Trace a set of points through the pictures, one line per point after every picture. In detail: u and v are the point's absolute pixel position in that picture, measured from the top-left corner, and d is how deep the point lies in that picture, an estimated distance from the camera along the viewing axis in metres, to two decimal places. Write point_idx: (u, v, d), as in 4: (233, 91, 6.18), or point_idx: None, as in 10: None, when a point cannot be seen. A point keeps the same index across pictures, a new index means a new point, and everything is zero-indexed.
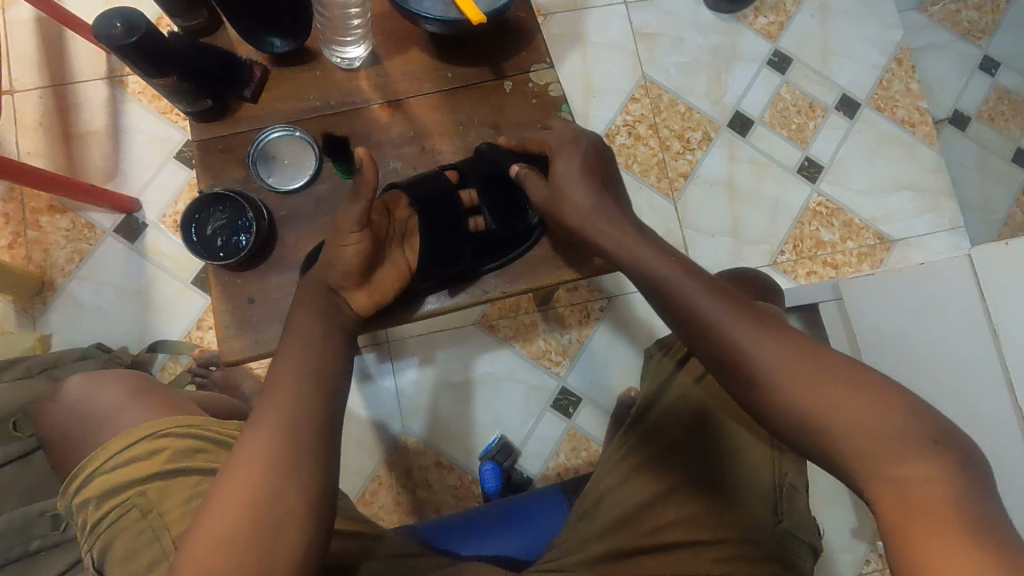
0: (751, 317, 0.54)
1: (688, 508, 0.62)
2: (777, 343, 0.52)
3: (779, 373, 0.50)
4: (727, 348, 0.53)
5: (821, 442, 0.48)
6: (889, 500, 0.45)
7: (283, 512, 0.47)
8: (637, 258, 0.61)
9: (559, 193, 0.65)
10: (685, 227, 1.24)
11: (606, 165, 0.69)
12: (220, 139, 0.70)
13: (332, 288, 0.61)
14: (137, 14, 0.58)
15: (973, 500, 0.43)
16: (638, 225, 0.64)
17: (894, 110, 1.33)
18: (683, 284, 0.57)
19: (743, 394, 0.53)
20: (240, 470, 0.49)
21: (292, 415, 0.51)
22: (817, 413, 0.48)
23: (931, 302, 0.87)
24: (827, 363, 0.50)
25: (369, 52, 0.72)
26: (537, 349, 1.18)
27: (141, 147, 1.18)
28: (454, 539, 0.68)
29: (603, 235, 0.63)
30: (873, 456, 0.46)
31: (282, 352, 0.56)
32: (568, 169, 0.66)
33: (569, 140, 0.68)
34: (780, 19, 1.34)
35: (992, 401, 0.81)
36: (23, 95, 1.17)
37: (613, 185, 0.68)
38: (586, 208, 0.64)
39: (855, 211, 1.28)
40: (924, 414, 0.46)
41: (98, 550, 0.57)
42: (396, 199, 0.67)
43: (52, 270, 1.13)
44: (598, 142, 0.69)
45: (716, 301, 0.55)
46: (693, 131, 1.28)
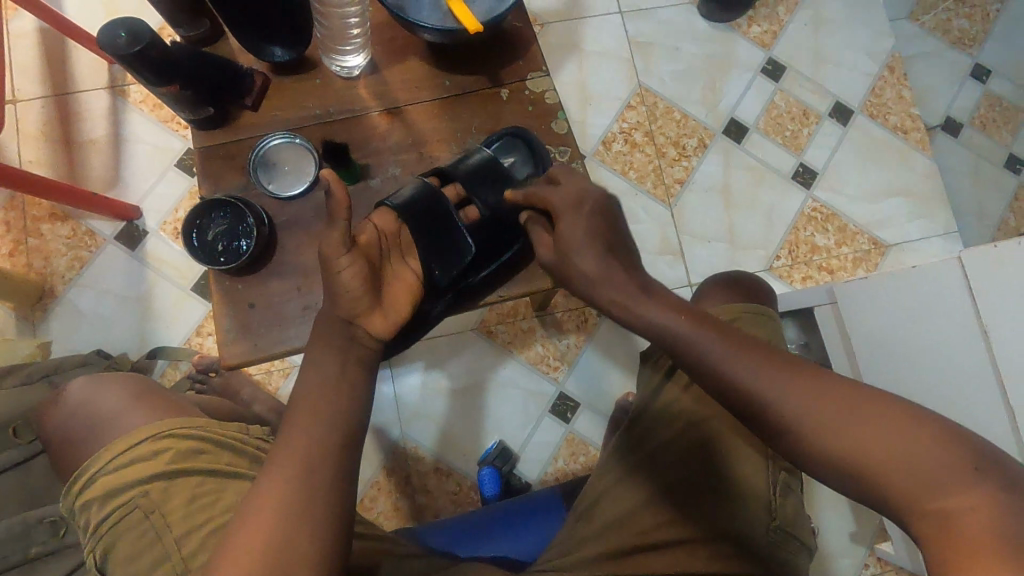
0: (769, 362, 0.53)
1: (681, 508, 0.63)
2: (800, 387, 0.51)
3: (805, 423, 0.50)
4: (749, 400, 0.52)
5: (860, 483, 0.48)
6: (936, 537, 0.44)
7: (297, 558, 0.47)
8: (640, 316, 0.59)
9: (565, 257, 0.63)
10: (682, 232, 1.25)
11: (615, 220, 0.65)
12: (221, 147, 0.71)
13: (345, 321, 0.57)
14: (141, 25, 0.60)
15: (1022, 521, 0.42)
16: (637, 277, 0.61)
17: (887, 117, 1.35)
18: (696, 336, 0.56)
19: (774, 443, 0.52)
20: (262, 495, 0.50)
21: (310, 460, 0.51)
22: (850, 456, 0.48)
23: (920, 310, 0.81)
24: (854, 402, 0.49)
25: (367, 61, 0.73)
26: (535, 355, 1.18)
27: (141, 156, 1.19)
28: (453, 541, 0.68)
29: (610, 296, 0.61)
30: (914, 492, 0.46)
31: (306, 364, 0.57)
32: (573, 233, 0.62)
33: (573, 204, 0.64)
34: (773, 28, 1.36)
35: (988, 411, 0.76)
36: (25, 104, 1.18)
37: (621, 244, 0.64)
38: (594, 276, 0.61)
39: (849, 216, 1.30)
40: (962, 441, 0.46)
41: (100, 550, 0.58)
42: (384, 214, 0.65)
43: (52, 278, 1.14)
44: (604, 198, 0.64)
45: (730, 351, 0.54)
46: (689, 138, 1.30)
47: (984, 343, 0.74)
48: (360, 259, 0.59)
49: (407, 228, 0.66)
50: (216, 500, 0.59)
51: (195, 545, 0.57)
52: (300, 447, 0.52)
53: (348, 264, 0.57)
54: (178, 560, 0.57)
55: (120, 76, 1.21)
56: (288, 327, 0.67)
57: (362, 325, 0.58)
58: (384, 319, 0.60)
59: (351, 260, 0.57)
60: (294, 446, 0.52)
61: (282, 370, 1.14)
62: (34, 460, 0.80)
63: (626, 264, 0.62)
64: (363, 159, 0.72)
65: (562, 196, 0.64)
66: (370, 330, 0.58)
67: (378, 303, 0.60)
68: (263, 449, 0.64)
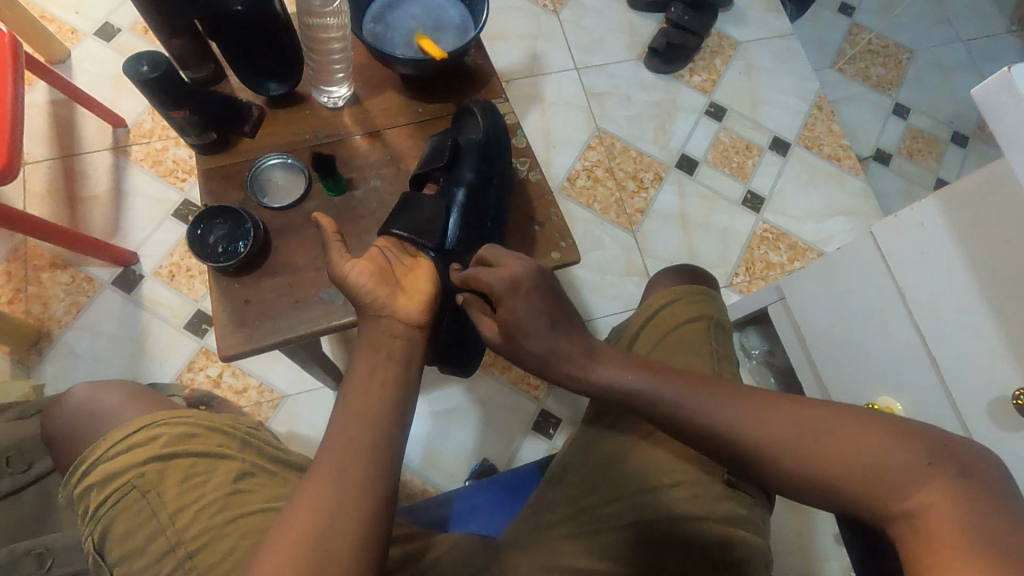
0: (726, 397, 0.56)
1: (648, 467, 0.68)
2: (756, 416, 0.54)
3: (770, 446, 0.52)
4: (713, 437, 0.55)
5: (831, 499, 0.50)
6: (907, 538, 0.46)
7: (350, 522, 0.49)
8: (597, 379, 0.62)
9: (513, 345, 0.65)
10: (645, 255, 1.36)
11: (554, 295, 0.66)
12: (222, 168, 0.81)
13: (374, 315, 0.61)
14: (160, 57, 0.72)
15: (977, 504, 0.44)
16: (585, 345, 0.64)
17: (820, 147, 1.50)
18: (652, 386, 0.59)
19: (748, 473, 0.55)
20: (320, 464, 0.52)
21: (364, 436, 0.53)
22: (815, 474, 0.50)
23: (847, 288, 0.84)
24: (812, 418, 0.52)
25: (351, 93, 0.86)
26: (515, 374, 1.24)
27: (141, 207, 1.28)
28: (445, 517, 0.72)
29: (566, 372, 0.63)
30: (884, 498, 0.47)
31: (356, 350, 0.59)
32: (516, 316, 0.63)
33: (509, 288, 0.64)
34: (712, 77, 1.53)
35: (923, 376, 0.76)
36: (33, 166, 1.28)
37: (563, 318, 0.65)
38: (543, 354, 0.63)
39: (798, 235, 1.41)
40: (917, 438, 0.48)
41: (98, 534, 0.62)
42: (393, 236, 0.72)
43: (49, 322, 1.19)
44: (536, 273, 0.65)
45: (689, 391, 0.58)
46: (646, 172, 1.43)
47: (902, 307, 0.77)
48: (368, 262, 0.64)
49: (399, 239, 0.72)
50: (207, 479, 0.64)
51: (185, 521, 0.62)
52: (349, 420, 0.54)
53: (353, 263, 0.64)
54: (170, 535, 0.61)
55: (124, 138, 1.32)
56: (280, 319, 0.75)
57: (392, 314, 0.61)
58: (411, 302, 0.63)
59: (359, 260, 0.64)
60: (344, 414, 0.54)
61: (271, 401, 1.18)
62: (23, 491, 0.78)
63: (572, 337, 0.64)
64: (348, 174, 0.82)
65: (498, 276, 0.64)
66: (401, 317, 0.61)
67: (400, 289, 0.64)
68: (250, 434, 0.69)
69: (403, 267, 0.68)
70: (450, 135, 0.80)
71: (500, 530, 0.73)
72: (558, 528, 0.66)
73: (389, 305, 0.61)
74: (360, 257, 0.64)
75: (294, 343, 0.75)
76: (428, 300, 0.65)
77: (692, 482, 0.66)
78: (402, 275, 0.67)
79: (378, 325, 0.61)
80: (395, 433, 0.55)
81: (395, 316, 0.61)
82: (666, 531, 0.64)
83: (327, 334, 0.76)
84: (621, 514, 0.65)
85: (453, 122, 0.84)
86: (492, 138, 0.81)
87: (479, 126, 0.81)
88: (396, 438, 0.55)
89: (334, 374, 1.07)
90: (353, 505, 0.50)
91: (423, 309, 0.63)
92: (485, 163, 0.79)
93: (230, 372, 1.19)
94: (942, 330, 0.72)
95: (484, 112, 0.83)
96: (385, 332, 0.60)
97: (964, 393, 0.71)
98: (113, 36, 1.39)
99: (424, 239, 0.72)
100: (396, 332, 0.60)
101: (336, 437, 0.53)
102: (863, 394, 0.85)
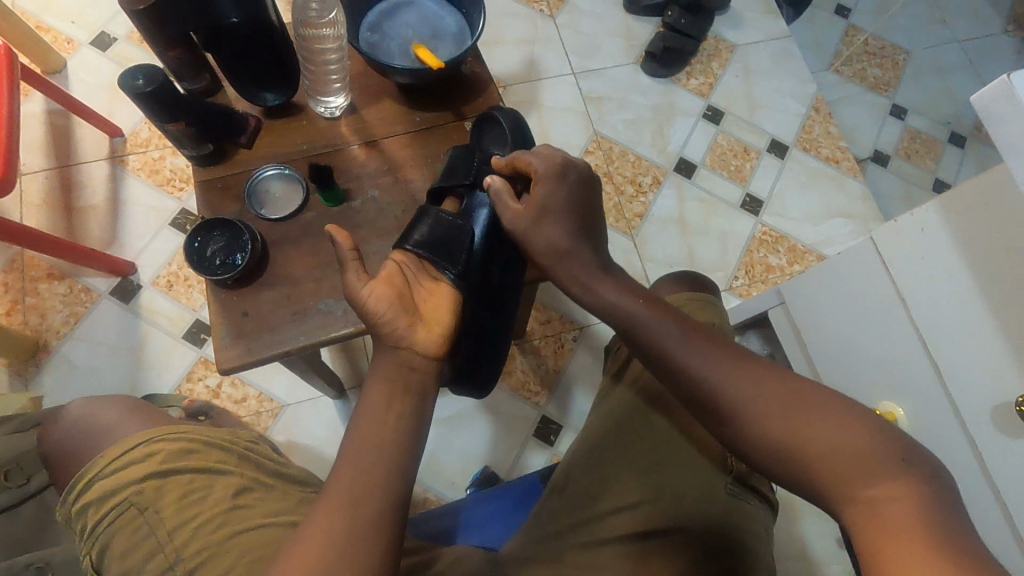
0: (720, 351, 0.57)
1: (644, 483, 0.67)
2: (746, 374, 0.54)
3: (750, 401, 0.53)
4: (700, 386, 0.56)
5: (795, 469, 0.50)
6: (859, 521, 0.46)
7: (362, 549, 0.49)
8: (602, 298, 0.65)
9: (532, 228, 0.68)
10: (644, 259, 1.35)
11: (589, 198, 0.70)
12: (218, 179, 0.81)
13: (392, 346, 0.60)
14: (157, 70, 0.72)
15: (936, 508, 0.43)
16: (602, 260, 0.67)
17: (818, 149, 1.50)
18: (652, 322, 0.61)
19: (718, 428, 0.55)
20: (332, 487, 0.52)
21: (376, 459, 0.53)
22: (786, 438, 0.50)
23: (851, 293, 0.83)
24: (795, 390, 0.52)
25: (347, 102, 0.86)
26: (516, 380, 1.23)
27: (138, 217, 1.28)
28: (453, 530, 0.72)
29: (576, 274, 0.66)
30: (845, 479, 0.47)
31: (373, 372, 0.59)
32: (550, 199, 0.68)
33: (555, 173, 0.68)
34: (709, 80, 1.53)
35: (927, 387, 0.75)
36: (29, 176, 1.28)
37: (593, 223, 0.70)
38: (562, 250, 0.67)
39: (797, 237, 1.41)
40: (891, 436, 0.48)
41: (96, 551, 0.62)
42: (411, 252, 0.69)
43: (47, 333, 1.18)
44: (583, 170, 0.70)
45: (686, 336, 0.59)
46: (644, 176, 1.43)
47: (903, 313, 0.76)
48: (385, 286, 0.63)
49: (421, 258, 0.69)
50: (205, 496, 0.63)
51: (184, 538, 0.61)
52: (361, 441, 0.54)
53: (370, 288, 0.61)
54: (168, 553, 0.61)
55: (121, 148, 1.32)
56: (279, 332, 0.74)
57: (410, 345, 0.60)
58: (430, 333, 0.62)
59: (376, 284, 0.62)
60: (356, 435, 0.54)
61: (270, 410, 1.17)
62: (20, 506, 0.77)
63: (593, 246, 0.68)
64: (346, 185, 0.82)
65: (543, 160, 0.69)
66: (419, 349, 0.60)
67: (419, 319, 0.63)
68: (250, 449, 0.69)
69: (421, 290, 0.67)
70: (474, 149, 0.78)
71: (504, 542, 0.73)
72: (559, 541, 0.66)
73: (408, 338, 0.60)
74: (378, 282, 0.62)
75: (292, 354, 0.75)
76: (447, 331, 0.63)
77: (693, 497, 0.65)
78: (420, 299, 0.65)
79: (394, 356, 0.59)
80: (408, 456, 0.55)
81: (414, 348, 0.60)
82: (660, 546, 0.64)
83: (326, 345, 0.76)
84: (622, 528, 0.65)
85: (476, 129, 0.82)
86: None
87: (507, 146, 0.78)
88: (408, 462, 0.55)
89: (334, 383, 1.06)
90: (368, 532, 0.50)
91: (442, 339, 0.62)
92: None
93: (229, 382, 1.18)
94: (945, 339, 0.71)
95: (510, 124, 0.80)
96: (397, 363, 0.59)
97: (965, 401, 0.70)
98: (109, 46, 1.38)
99: (444, 260, 0.69)
100: (415, 365, 0.59)
101: (348, 459, 0.53)
102: (864, 401, 0.85)
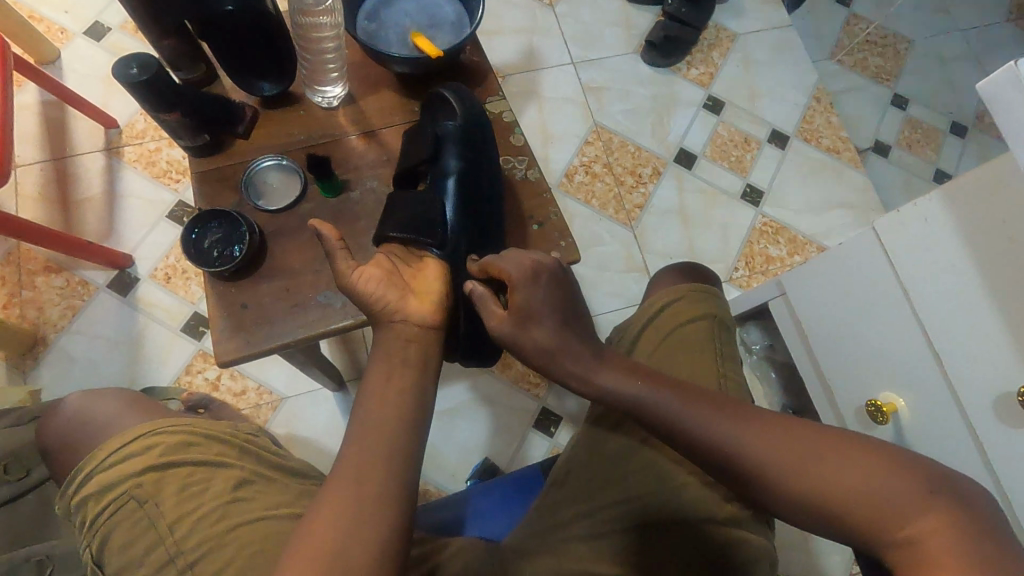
0: (728, 415, 0.55)
1: (645, 478, 0.67)
2: (760, 436, 0.53)
3: (772, 467, 0.51)
4: (718, 456, 0.54)
5: (832, 524, 0.49)
6: (908, 567, 0.45)
7: (369, 537, 0.48)
8: (601, 379, 0.61)
9: (520, 331, 0.62)
10: (644, 251, 1.35)
11: (567, 290, 0.66)
12: (216, 170, 0.81)
13: (387, 321, 0.61)
14: (151, 60, 0.71)
15: (975, 535, 0.44)
16: (593, 346, 0.63)
17: (819, 140, 1.49)
18: (656, 399, 0.58)
19: (745, 491, 0.54)
20: (337, 476, 0.51)
21: (381, 448, 0.53)
22: (816, 497, 0.49)
23: (854, 285, 0.83)
24: (810, 443, 0.51)
25: (345, 92, 0.85)
26: (516, 373, 1.23)
27: (135, 209, 1.27)
28: (460, 522, 0.72)
29: (570, 368, 0.62)
30: (883, 527, 0.47)
31: (374, 356, 0.59)
32: (531, 302, 0.62)
33: (529, 277, 0.63)
34: (709, 70, 1.52)
35: (928, 379, 0.75)
36: (25, 169, 1.27)
37: (577, 313, 0.65)
38: (548, 343, 0.62)
39: (797, 228, 1.41)
40: (911, 468, 0.48)
41: (96, 543, 0.61)
42: (392, 240, 0.71)
43: (44, 326, 1.18)
44: (555, 270, 0.65)
45: (692, 408, 0.56)
46: (644, 167, 1.42)
47: (906, 303, 0.76)
48: (375, 268, 0.64)
49: (400, 245, 0.71)
50: (205, 489, 0.63)
51: (184, 531, 0.61)
52: (364, 431, 0.54)
53: (361, 271, 0.63)
54: (169, 546, 0.61)
55: (117, 139, 1.30)
56: (278, 324, 0.74)
57: (405, 317, 0.61)
58: (421, 303, 0.63)
59: (364, 267, 0.63)
60: (360, 426, 0.54)
61: (270, 403, 1.17)
62: (20, 499, 0.77)
63: (581, 335, 0.63)
64: (344, 176, 0.81)
65: (517, 265, 0.64)
66: (413, 319, 0.61)
67: (411, 292, 0.64)
68: (250, 441, 0.69)
69: (410, 270, 0.69)
70: (427, 127, 0.78)
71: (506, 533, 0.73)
72: (562, 531, 0.66)
73: (401, 311, 0.61)
74: (366, 265, 0.63)
75: (292, 347, 0.75)
76: (437, 301, 0.65)
77: (694, 488, 0.65)
78: (409, 278, 0.67)
79: (391, 330, 0.61)
80: (413, 444, 0.54)
81: (409, 320, 0.61)
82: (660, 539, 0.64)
83: (325, 338, 0.75)
84: (622, 520, 0.65)
85: (425, 112, 0.82)
86: (473, 121, 0.78)
87: (455, 112, 0.78)
88: (412, 452, 0.54)
89: (333, 376, 1.06)
90: (374, 506, 0.50)
91: (434, 310, 0.64)
92: (469, 146, 0.76)
93: (228, 374, 1.18)
94: (949, 330, 0.71)
95: (456, 95, 0.80)
96: (397, 337, 0.60)
97: (968, 391, 0.70)
98: (103, 36, 1.37)
99: (426, 237, 0.70)
100: (410, 338, 0.61)
101: (353, 447, 0.53)
102: (865, 392, 0.85)
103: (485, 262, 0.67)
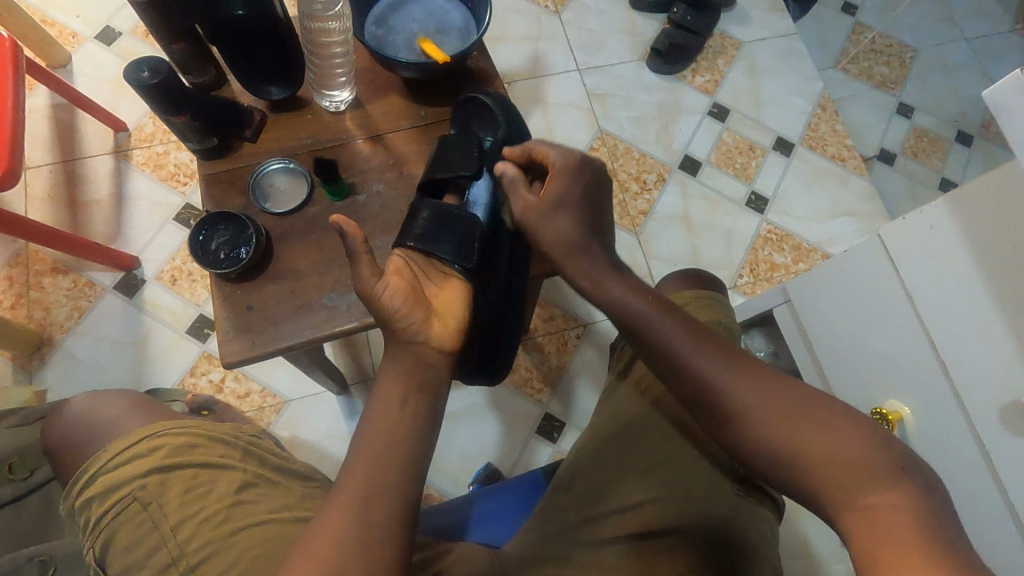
0: (722, 353, 0.57)
1: (651, 489, 0.66)
2: (746, 377, 0.55)
3: (750, 407, 0.53)
4: (702, 386, 0.56)
5: (792, 474, 0.50)
6: (855, 529, 0.45)
7: (375, 547, 0.49)
8: (611, 293, 0.65)
9: (542, 219, 0.68)
10: (648, 257, 1.35)
11: (602, 197, 0.71)
12: (223, 173, 0.81)
13: (407, 340, 0.60)
14: (162, 63, 0.72)
15: (935, 521, 0.43)
16: (610, 258, 0.68)
17: (825, 148, 1.49)
18: (657, 322, 0.61)
19: (721, 433, 0.56)
20: (345, 483, 0.52)
21: (388, 456, 0.53)
22: (783, 445, 0.51)
23: (859, 291, 0.82)
24: (795, 396, 0.53)
25: (353, 96, 0.85)
26: (519, 378, 1.23)
27: (143, 212, 1.28)
28: (463, 526, 0.72)
29: (585, 270, 0.67)
30: (842, 488, 0.47)
31: (385, 366, 0.60)
32: (564, 193, 0.68)
33: (573, 170, 0.69)
34: (714, 77, 1.53)
35: (933, 388, 0.75)
36: (34, 170, 1.28)
37: (603, 218, 0.70)
38: (570, 243, 0.67)
39: (801, 235, 1.40)
40: (889, 447, 0.47)
41: (100, 545, 0.62)
42: (415, 248, 0.69)
43: (51, 327, 1.19)
44: (598, 170, 0.70)
45: (690, 337, 0.59)
46: (649, 174, 1.42)
47: (910, 308, 0.76)
48: (399, 281, 0.63)
49: (425, 252, 0.69)
50: (208, 491, 0.63)
51: (187, 532, 0.61)
52: (371, 438, 0.54)
53: (386, 282, 0.62)
54: (171, 547, 0.61)
55: (125, 142, 1.32)
56: (283, 326, 0.74)
57: (425, 341, 0.61)
58: (444, 329, 0.63)
59: (390, 280, 0.63)
60: (368, 433, 0.54)
61: (274, 406, 1.17)
62: (24, 499, 0.77)
63: (602, 243, 0.69)
64: (351, 179, 0.82)
65: (562, 154, 0.69)
66: (435, 345, 0.62)
67: (433, 312, 0.64)
68: (253, 444, 0.69)
69: (431, 284, 0.68)
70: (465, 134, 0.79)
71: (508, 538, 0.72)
72: (567, 538, 0.66)
73: (423, 332, 0.61)
74: (392, 276, 0.63)
75: (297, 349, 0.75)
76: (459, 326, 0.65)
77: (699, 500, 0.65)
78: (432, 295, 0.67)
79: (407, 348, 0.60)
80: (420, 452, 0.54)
81: (429, 344, 0.61)
82: (664, 553, 0.63)
83: (330, 340, 0.75)
84: (627, 530, 0.65)
85: (458, 114, 0.83)
86: (509, 134, 0.79)
87: (497, 125, 0.79)
88: (420, 461, 0.54)
89: (336, 379, 1.06)
90: (382, 514, 0.50)
91: (455, 336, 0.64)
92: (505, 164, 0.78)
93: (233, 376, 1.18)
94: (954, 339, 0.71)
95: (496, 104, 0.81)
96: (412, 357, 0.60)
97: (973, 402, 0.70)
98: (114, 40, 1.38)
99: (451, 251, 0.69)
100: (432, 362, 0.60)
101: (361, 454, 0.53)
102: (871, 400, 0.84)
103: (527, 145, 0.72)
